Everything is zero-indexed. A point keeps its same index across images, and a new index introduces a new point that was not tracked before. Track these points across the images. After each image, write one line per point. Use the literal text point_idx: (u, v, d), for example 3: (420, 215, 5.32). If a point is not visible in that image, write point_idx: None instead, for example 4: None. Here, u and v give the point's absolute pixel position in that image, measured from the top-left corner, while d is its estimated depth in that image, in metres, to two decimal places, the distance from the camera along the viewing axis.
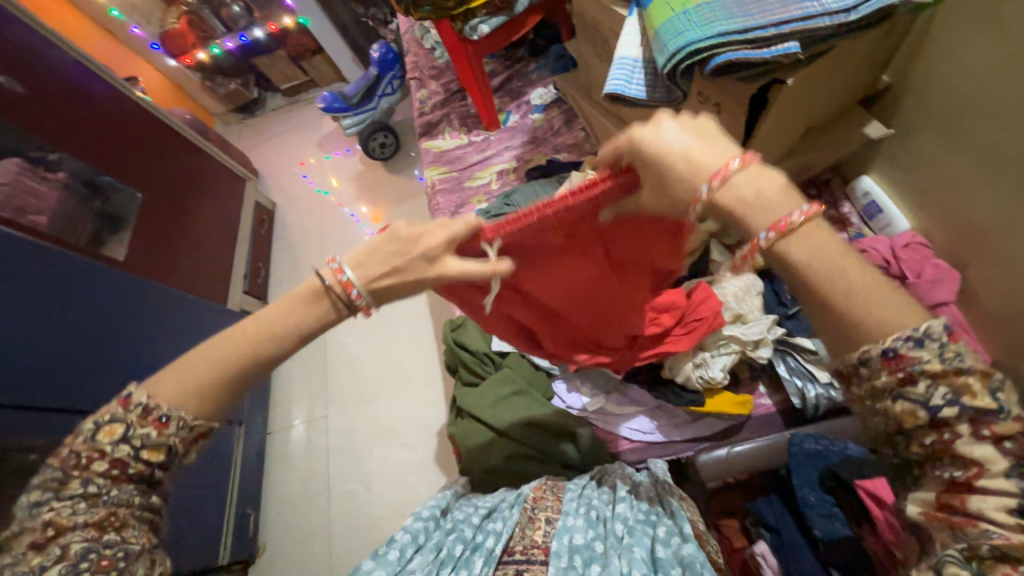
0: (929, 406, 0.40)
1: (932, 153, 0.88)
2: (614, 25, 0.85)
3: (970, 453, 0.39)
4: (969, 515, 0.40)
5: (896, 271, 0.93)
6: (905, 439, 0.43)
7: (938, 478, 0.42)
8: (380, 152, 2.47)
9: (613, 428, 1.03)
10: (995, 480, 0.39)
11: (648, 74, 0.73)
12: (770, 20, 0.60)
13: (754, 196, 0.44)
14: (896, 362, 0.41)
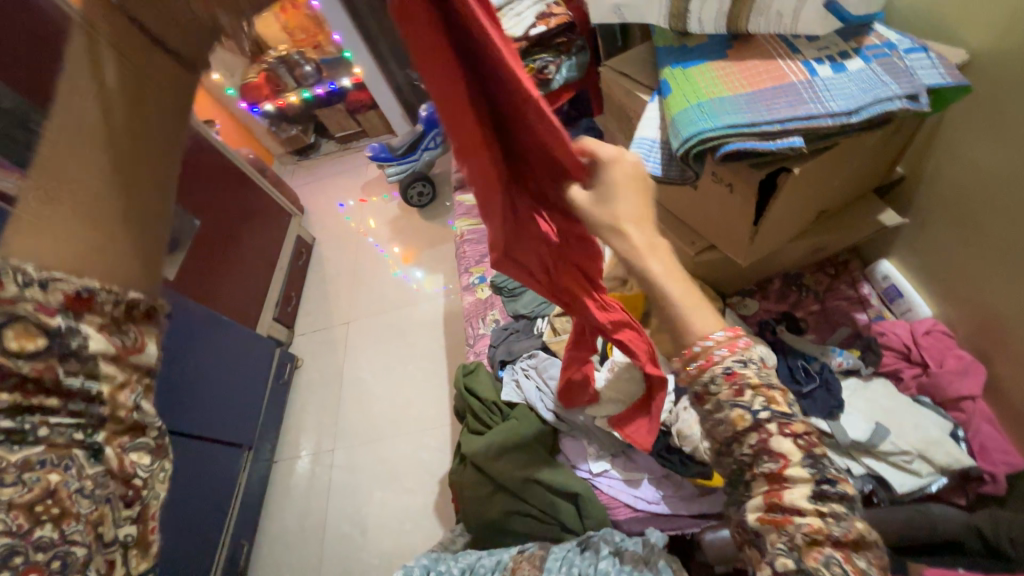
0: (753, 411, 0.51)
1: (950, 246, 0.89)
2: (637, 107, 0.94)
3: (776, 449, 0.50)
4: (784, 506, 0.49)
5: (917, 359, 0.92)
6: (739, 445, 0.53)
7: (761, 477, 0.51)
8: (417, 200, 2.64)
9: (617, 493, 1.00)
10: (797, 472, 0.49)
11: (664, 153, 0.80)
12: (775, 117, 0.66)
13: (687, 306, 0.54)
14: (731, 380, 0.52)
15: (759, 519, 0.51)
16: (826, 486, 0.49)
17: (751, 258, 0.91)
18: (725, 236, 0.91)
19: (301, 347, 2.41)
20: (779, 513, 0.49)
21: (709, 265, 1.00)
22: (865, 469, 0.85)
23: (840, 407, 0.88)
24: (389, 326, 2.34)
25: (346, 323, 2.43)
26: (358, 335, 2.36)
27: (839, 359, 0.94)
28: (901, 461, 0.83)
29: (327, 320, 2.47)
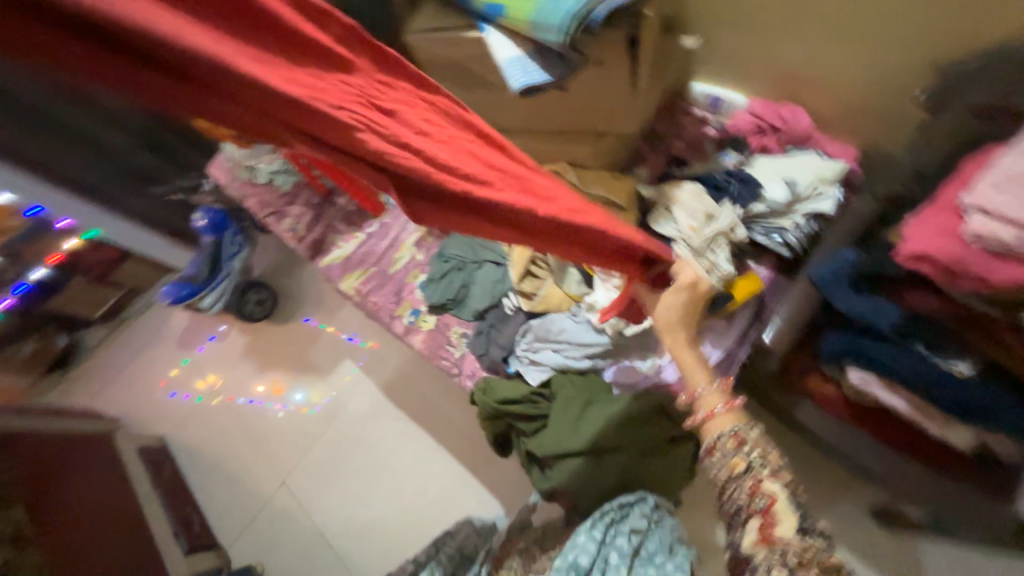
0: (749, 460, 0.77)
1: (732, 40, 1.13)
2: (471, 48, 0.91)
3: (766, 490, 0.75)
4: (777, 536, 0.72)
5: (767, 126, 1.15)
6: (735, 488, 0.78)
7: (756, 515, 0.75)
8: (259, 310, 2.15)
9: (682, 374, 1.02)
10: (782, 509, 0.74)
11: (540, 60, 0.80)
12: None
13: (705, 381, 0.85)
14: (738, 441, 0.79)
15: (759, 546, 0.73)
16: (804, 523, 0.73)
17: (638, 121, 1.02)
18: (613, 116, 0.99)
19: (249, 551, 1.85)
20: (772, 537, 0.73)
21: (608, 152, 1.08)
22: (803, 215, 1.05)
23: (759, 188, 1.06)
24: (336, 447, 1.93)
25: (282, 484, 1.93)
26: (307, 483, 1.90)
27: (730, 160, 1.15)
28: (815, 193, 1.04)
29: (256, 500, 1.93)
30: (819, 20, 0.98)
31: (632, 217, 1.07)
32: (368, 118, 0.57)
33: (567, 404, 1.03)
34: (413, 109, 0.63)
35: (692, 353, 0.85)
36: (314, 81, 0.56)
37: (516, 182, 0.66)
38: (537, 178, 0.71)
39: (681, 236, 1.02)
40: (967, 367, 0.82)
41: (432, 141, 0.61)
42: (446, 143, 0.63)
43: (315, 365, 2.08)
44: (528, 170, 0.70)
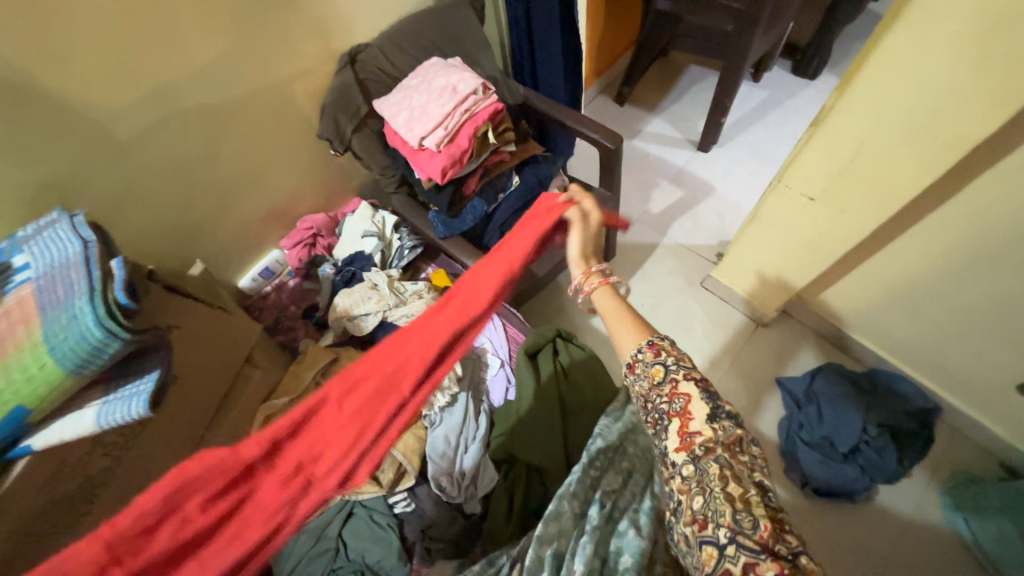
0: (666, 369, 0.79)
1: (218, 241, 1.26)
2: (30, 481, 0.67)
3: (683, 390, 0.75)
4: (692, 433, 0.71)
5: (309, 239, 1.39)
6: (656, 394, 0.78)
7: (675, 419, 0.74)
8: None
9: (502, 336, 1.19)
10: (697, 404, 0.73)
11: (129, 377, 0.68)
12: (86, 294, 0.64)
13: (623, 315, 0.86)
14: (652, 349, 0.81)
15: (680, 454, 0.71)
16: (717, 412, 0.72)
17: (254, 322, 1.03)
18: (238, 341, 0.96)
19: None
20: (690, 436, 0.71)
21: (271, 360, 1.06)
22: (391, 232, 1.36)
23: (363, 254, 1.30)
24: None
25: None
26: None
27: (329, 267, 1.34)
28: (378, 221, 1.36)
29: None
30: (245, 182, 1.23)
31: (349, 353, 1.13)
32: (289, 498, 0.65)
33: (518, 439, 1.03)
34: (292, 446, 0.66)
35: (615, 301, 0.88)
36: (240, 528, 0.64)
37: (387, 393, 0.68)
38: (420, 334, 0.71)
39: (383, 311, 1.14)
40: (516, 177, 1.31)
41: (331, 452, 0.66)
42: (337, 442, 0.66)
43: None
44: (396, 353, 0.69)
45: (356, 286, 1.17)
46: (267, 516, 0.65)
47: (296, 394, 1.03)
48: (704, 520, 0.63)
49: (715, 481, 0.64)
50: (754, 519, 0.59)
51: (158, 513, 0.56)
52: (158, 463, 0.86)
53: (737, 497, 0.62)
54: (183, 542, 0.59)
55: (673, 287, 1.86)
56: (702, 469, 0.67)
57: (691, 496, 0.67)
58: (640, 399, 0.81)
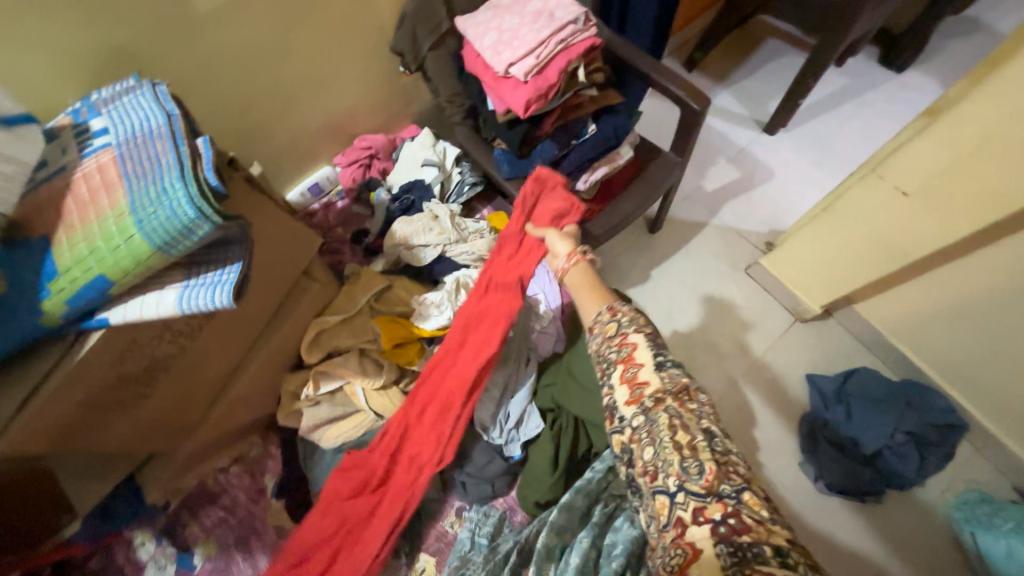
0: (617, 324, 0.72)
1: (274, 147, 1.20)
2: (100, 360, 0.66)
3: (632, 340, 0.70)
4: (641, 385, 0.66)
5: (365, 159, 1.32)
6: (606, 350, 0.72)
7: (622, 367, 0.69)
8: None
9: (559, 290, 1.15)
10: (646, 357, 0.68)
11: (211, 265, 0.65)
12: (178, 170, 0.60)
13: (589, 291, 0.79)
14: (608, 311, 0.74)
15: (630, 407, 0.66)
16: (665, 362, 0.67)
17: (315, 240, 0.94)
18: (299, 259, 0.90)
19: None
20: (640, 388, 0.66)
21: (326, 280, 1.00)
22: (452, 166, 1.30)
23: (422, 184, 1.25)
24: None
25: None
26: None
27: (384, 192, 1.28)
28: (440, 153, 1.30)
29: None
30: (310, 86, 1.16)
31: (402, 281, 1.08)
32: (410, 480, 0.93)
33: (566, 393, 1.01)
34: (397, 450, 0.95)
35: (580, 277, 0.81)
36: (386, 505, 0.92)
37: (449, 405, 0.94)
38: (465, 360, 0.95)
39: (442, 245, 1.10)
40: (592, 125, 1.22)
41: (426, 446, 0.94)
42: (427, 438, 0.94)
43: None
44: (449, 374, 0.95)
45: (416, 216, 1.12)
46: (397, 499, 0.92)
47: (347, 315, 0.99)
48: (654, 471, 0.61)
49: (666, 433, 0.61)
50: (701, 465, 0.57)
51: (341, 507, 0.92)
52: (214, 360, 0.85)
53: (684, 444, 0.59)
54: (359, 521, 0.91)
55: (717, 270, 1.81)
56: (651, 420, 0.63)
57: (641, 447, 0.63)
58: (593, 355, 0.75)
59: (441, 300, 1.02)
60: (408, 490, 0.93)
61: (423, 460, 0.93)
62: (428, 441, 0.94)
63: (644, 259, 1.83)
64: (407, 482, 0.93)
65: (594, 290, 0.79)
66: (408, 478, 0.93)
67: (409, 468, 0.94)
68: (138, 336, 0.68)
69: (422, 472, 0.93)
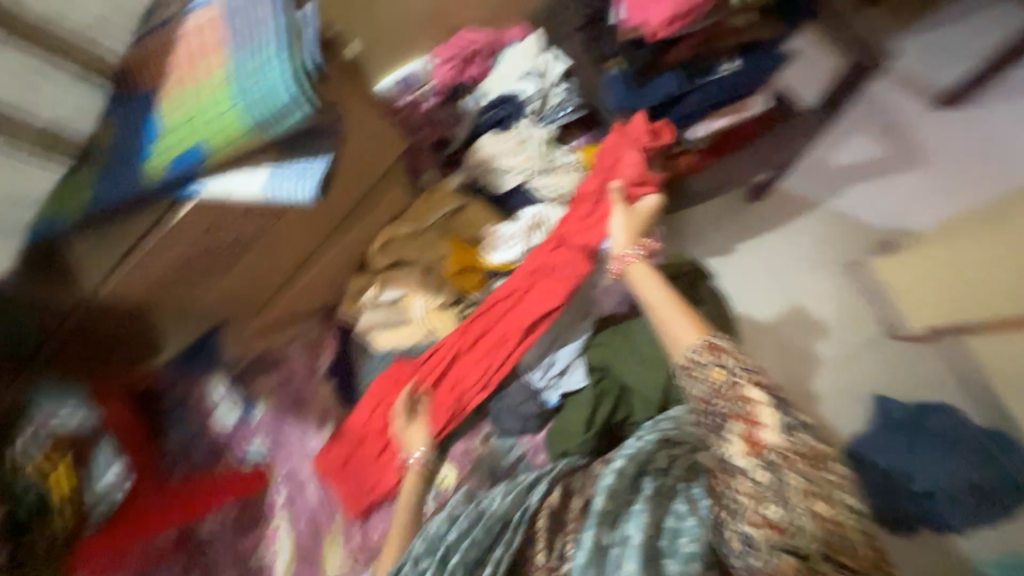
0: (727, 369, 0.65)
1: (373, 26, 1.11)
2: (190, 230, 0.68)
3: (750, 393, 0.63)
4: (763, 440, 0.61)
5: (463, 56, 1.20)
6: (716, 399, 0.65)
7: (739, 421, 0.63)
8: None
9: None
10: (766, 412, 0.62)
11: (301, 154, 0.62)
12: (280, 46, 0.55)
13: (670, 305, 0.76)
14: (706, 349, 0.68)
15: (747, 460, 0.61)
16: (793, 426, 0.62)
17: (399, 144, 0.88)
18: (381, 161, 0.86)
19: None
20: (760, 443, 0.61)
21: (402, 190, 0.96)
22: (554, 83, 1.16)
23: (516, 99, 1.14)
24: None
25: None
26: None
27: (475, 101, 1.18)
28: (544, 65, 1.16)
29: None
30: None
31: (477, 203, 1.04)
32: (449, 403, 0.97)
33: (620, 359, 0.97)
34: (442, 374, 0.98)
35: (657, 287, 0.79)
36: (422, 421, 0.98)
37: (500, 344, 0.96)
38: (524, 307, 0.95)
39: (527, 172, 1.03)
40: (729, 65, 1.08)
41: (470, 377, 0.97)
42: (472, 370, 0.97)
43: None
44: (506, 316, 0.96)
45: (506, 134, 1.04)
46: (433, 419, 0.97)
47: (420, 227, 0.99)
48: (784, 531, 0.57)
49: (800, 500, 0.57)
50: (837, 536, 0.56)
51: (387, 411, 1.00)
52: (290, 246, 0.87)
53: (822, 514, 0.57)
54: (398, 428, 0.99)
55: (812, 260, 1.61)
56: (780, 480, 0.59)
57: (764, 503, 0.59)
58: (696, 397, 0.68)
59: (517, 232, 0.98)
60: (445, 413, 0.97)
61: (464, 390, 0.97)
62: (473, 373, 0.97)
63: (731, 229, 1.65)
64: (444, 406, 0.97)
65: (672, 302, 0.76)
66: (446, 402, 0.97)
67: (450, 394, 0.97)
68: (225, 212, 0.70)
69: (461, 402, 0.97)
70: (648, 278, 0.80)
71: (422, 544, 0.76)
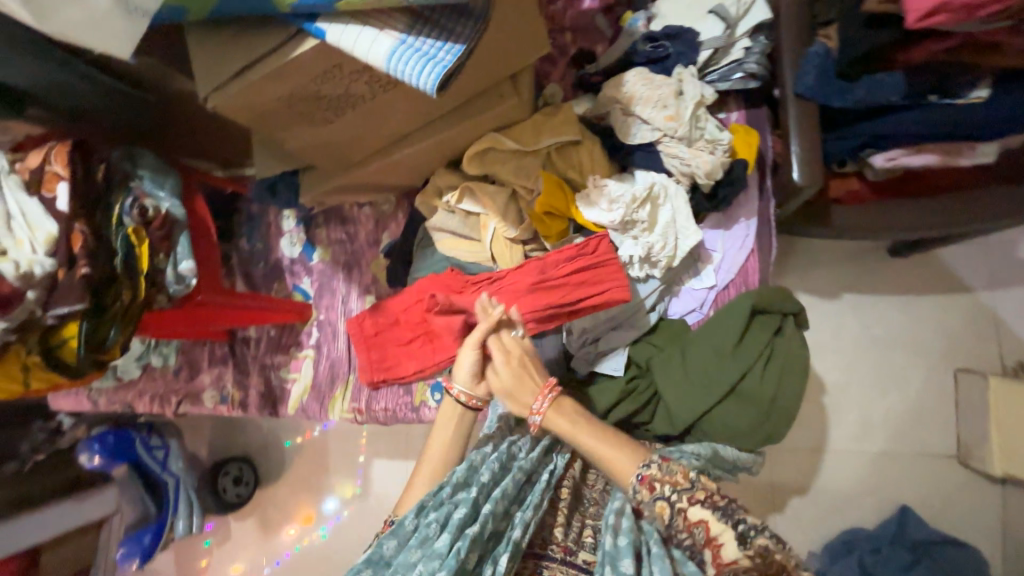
0: (665, 495, 0.65)
1: None
2: (307, 67, 0.66)
3: (695, 517, 0.62)
4: (726, 559, 0.59)
5: None
6: (675, 528, 0.65)
7: (704, 548, 0.61)
8: (234, 492, 1.74)
9: (737, 263, 0.95)
10: (716, 528, 0.60)
11: (435, 33, 0.54)
12: None
13: (610, 456, 0.70)
14: (644, 484, 0.66)
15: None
16: (747, 533, 0.59)
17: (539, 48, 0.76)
18: (513, 61, 0.76)
19: None
20: (724, 563, 0.59)
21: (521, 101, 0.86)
22: (747, 34, 0.92)
23: (692, 35, 0.92)
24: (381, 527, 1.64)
25: None
26: None
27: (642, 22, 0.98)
28: (745, 6, 0.91)
29: None
30: None
31: (593, 145, 0.91)
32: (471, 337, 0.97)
33: (667, 365, 0.90)
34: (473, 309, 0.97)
35: (585, 436, 0.72)
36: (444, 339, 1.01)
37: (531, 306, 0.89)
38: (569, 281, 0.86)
39: (662, 133, 0.87)
40: (979, 92, 0.82)
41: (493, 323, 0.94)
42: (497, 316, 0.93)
43: (324, 454, 1.76)
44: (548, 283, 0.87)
45: (660, 79, 0.87)
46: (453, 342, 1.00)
47: (523, 149, 0.89)
48: None
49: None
50: None
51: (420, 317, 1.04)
52: (393, 119, 0.83)
53: None
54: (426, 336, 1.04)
55: (915, 345, 1.41)
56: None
57: None
58: (658, 526, 0.67)
59: (621, 198, 0.83)
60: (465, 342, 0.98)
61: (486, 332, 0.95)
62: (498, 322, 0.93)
63: (845, 274, 1.43)
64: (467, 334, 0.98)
65: (612, 442, 0.71)
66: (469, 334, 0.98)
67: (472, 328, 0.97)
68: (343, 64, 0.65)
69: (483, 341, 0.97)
70: (576, 421, 0.74)
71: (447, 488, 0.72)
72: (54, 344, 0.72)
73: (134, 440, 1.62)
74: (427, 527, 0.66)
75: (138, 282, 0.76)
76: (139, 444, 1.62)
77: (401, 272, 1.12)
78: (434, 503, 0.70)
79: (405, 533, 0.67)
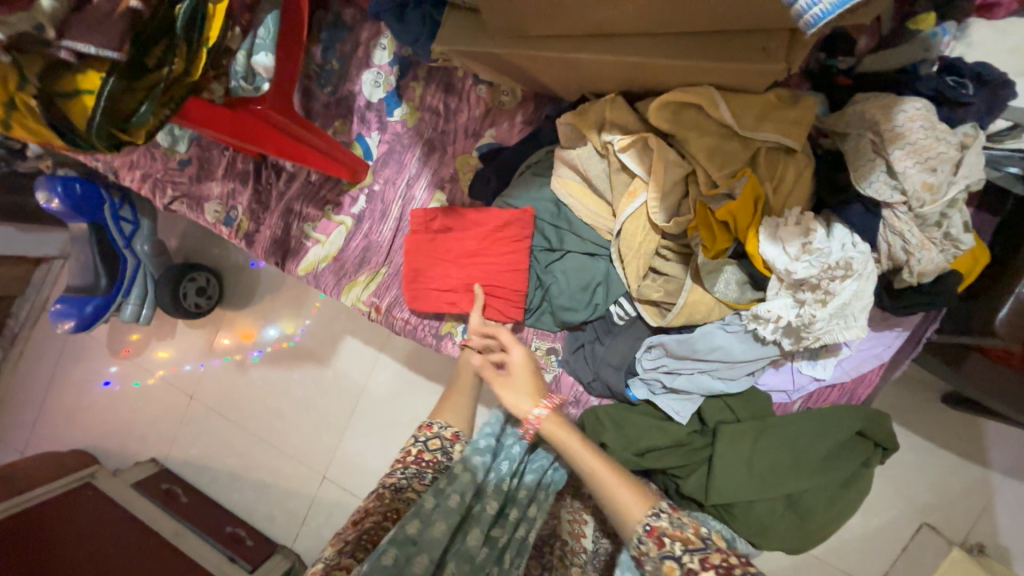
0: (676, 554, 0.62)
1: None
2: None
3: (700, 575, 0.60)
4: None
5: None
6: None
7: None
8: (193, 303, 1.51)
9: (861, 368, 0.82)
10: None
11: None
12: None
13: (617, 489, 0.69)
14: (654, 537, 0.64)
15: None
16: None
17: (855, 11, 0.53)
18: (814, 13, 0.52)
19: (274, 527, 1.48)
20: None
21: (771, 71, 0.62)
22: None
23: (1007, 95, 0.69)
24: (324, 397, 1.51)
25: (289, 455, 1.51)
26: (301, 424, 1.52)
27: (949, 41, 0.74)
28: None
29: (259, 484, 1.52)
30: None
31: (807, 165, 0.70)
32: (432, 267, 0.88)
33: (739, 432, 0.80)
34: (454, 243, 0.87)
35: (591, 458, 0.71)
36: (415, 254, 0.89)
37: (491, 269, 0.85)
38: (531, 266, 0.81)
39: (903, 199, 0.67)
40: None
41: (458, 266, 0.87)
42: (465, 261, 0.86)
43: (295, 298, 1.56)
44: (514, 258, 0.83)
45: (945, 131, 0.65)
46: (419, 261, 0.89)
47: (734, 130, 0.68)
48: None
49: None
50: None
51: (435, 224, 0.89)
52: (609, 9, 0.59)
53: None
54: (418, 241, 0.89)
55: None
56: None
57: None
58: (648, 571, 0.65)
59: (821, 252, 0.66)
60: (427, 270, 0.89)
61: (447, 269, 0.87)
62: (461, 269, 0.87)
63: None
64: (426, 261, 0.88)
65: (616, 475, 0.70)
66: (435, 264, 0.88)
67: (438, 259, 0.88)
68: None
69: (439, 277, 0.88)
70: (580, 449, 0.72)
71: (460, 472, 0.72)
72: (57, 93, 0.49)
73: (103, 200, 1.40)
74: (446, 503, 0.67)
75: (197, 54, 0.55)
76: (106, 204, 1.41)
77: (491, 185, 0.92)
78: (452, 488, 0.69)
79: (426, 513, 0.66)
